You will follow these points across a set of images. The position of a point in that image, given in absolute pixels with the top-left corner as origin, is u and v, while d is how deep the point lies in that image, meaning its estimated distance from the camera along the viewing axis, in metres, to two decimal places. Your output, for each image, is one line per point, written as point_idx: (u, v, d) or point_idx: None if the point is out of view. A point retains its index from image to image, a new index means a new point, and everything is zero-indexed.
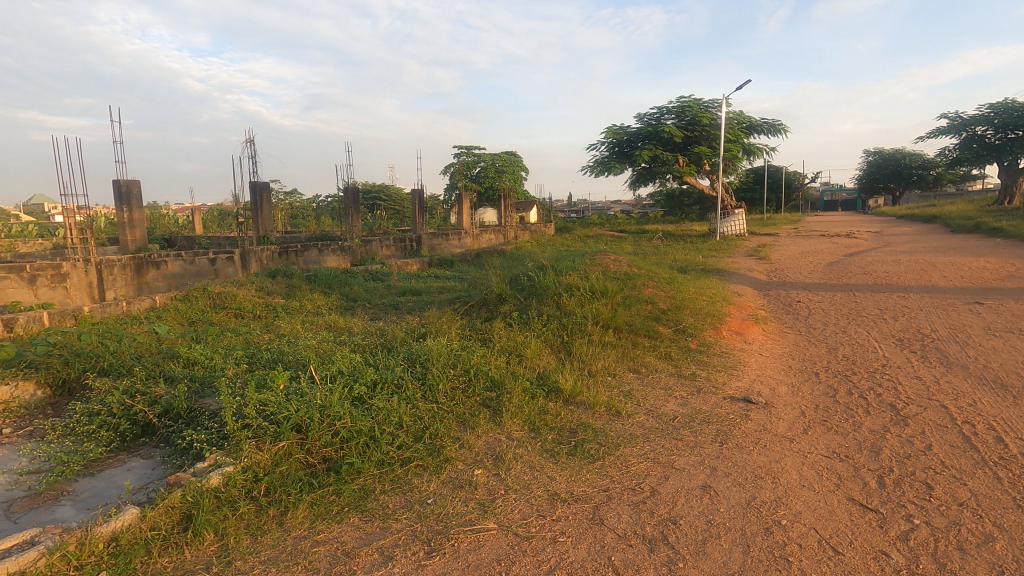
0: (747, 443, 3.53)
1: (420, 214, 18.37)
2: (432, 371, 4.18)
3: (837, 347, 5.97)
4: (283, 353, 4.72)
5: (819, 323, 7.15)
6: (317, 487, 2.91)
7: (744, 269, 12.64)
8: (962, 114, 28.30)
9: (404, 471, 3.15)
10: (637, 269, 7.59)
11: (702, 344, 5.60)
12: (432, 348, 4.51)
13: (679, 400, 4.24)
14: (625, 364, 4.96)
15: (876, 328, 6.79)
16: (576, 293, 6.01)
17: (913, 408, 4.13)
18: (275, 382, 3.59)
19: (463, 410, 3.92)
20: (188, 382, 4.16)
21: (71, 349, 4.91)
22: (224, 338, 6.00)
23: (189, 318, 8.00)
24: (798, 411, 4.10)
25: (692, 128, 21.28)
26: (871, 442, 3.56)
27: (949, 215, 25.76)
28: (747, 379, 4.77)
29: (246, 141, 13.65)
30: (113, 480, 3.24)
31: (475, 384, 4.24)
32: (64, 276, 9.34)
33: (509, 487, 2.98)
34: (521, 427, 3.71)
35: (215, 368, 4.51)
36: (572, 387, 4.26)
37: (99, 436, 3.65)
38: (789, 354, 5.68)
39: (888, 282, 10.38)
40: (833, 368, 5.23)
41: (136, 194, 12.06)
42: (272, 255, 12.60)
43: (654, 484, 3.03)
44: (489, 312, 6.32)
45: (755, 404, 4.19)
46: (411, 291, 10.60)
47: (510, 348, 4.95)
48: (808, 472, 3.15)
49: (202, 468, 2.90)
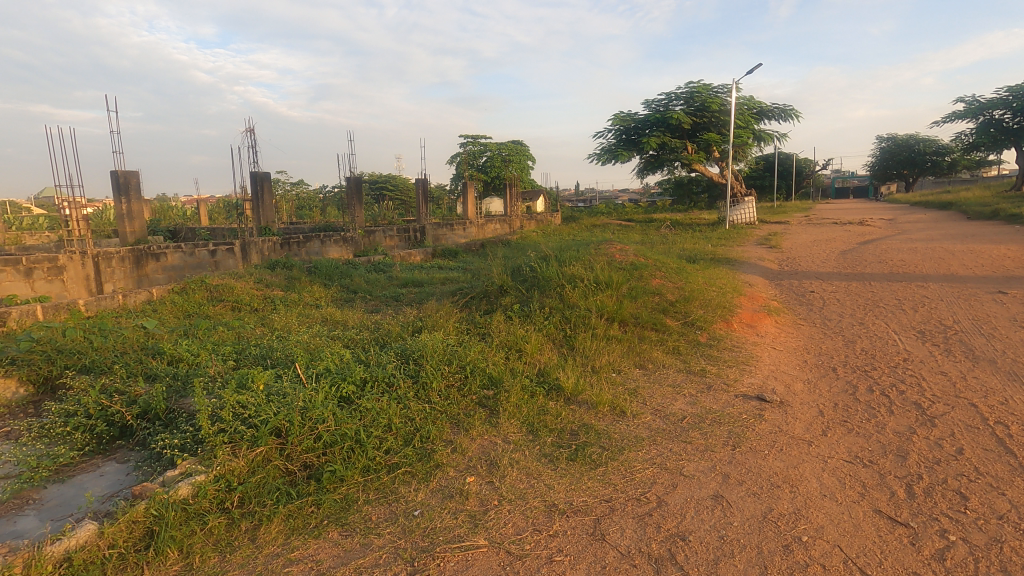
0: (761, 447, 3.27)
1: (426, 204, 18.02)
2: (426, 368, 3.96)
3: (856, 341, 5.67)
4: (272, 350, 4.53)
5: (835, 315, 6.85)
6: (295, 498, 2.70)
7: (756, 258, 12.35)
8: (980, 97, 27.88)
9: (391, 479, 2.92)
10: (645, 258, 7.31)
11: (712, 338, 5.32)
12: (426, 343, 4.29)
13: (688, 399, 3.99)
14: (631, 360, 4.71)
15: (895, 319, 6.50)
16: (580, 284, 5.75)
17: (940, 407, 3.85)
18: (256, 382, 3.38)
19: (458, 410, 3.70)
20: (171, 380, 3.97)
21: (54, 345, 4.71)
22: (216, 332, 5.81)
23: (185, 312, 7.84)
24: (816, 411, 3.83)
25: (702, 114, 20.83)
26: (896, 445, 3.31)
27: (966, 201, 25.21)
28: (760, 375, 4.50)
29: (247, 130, 13.46)
30: (84, 487, 3.06)
31: (471, 381, 4.01)
32: (61, 269, 9.19)
33: (503, 497, 2.75)
34: (520, 430, 3.48)
35: (199, 364, 4.31)
36: (574, 385, 4.01)
37: (74, 439, 3.46)
38: (804, 348, 5.41)
39: (905, 270, 10.04)
40: (851, 363, 4.94)
41: (135, 185, 11.86)
42: (274, 247, 12.43)
43: (661, 493, 2.79)
44: (489, 304, 6.08)
45: (769, 402, 3.94)
46: (413, 283, 10.40)
47: (510, 342, 4.73)
48: (830, 480, 2.89)
49: (170, 477, 2.69)
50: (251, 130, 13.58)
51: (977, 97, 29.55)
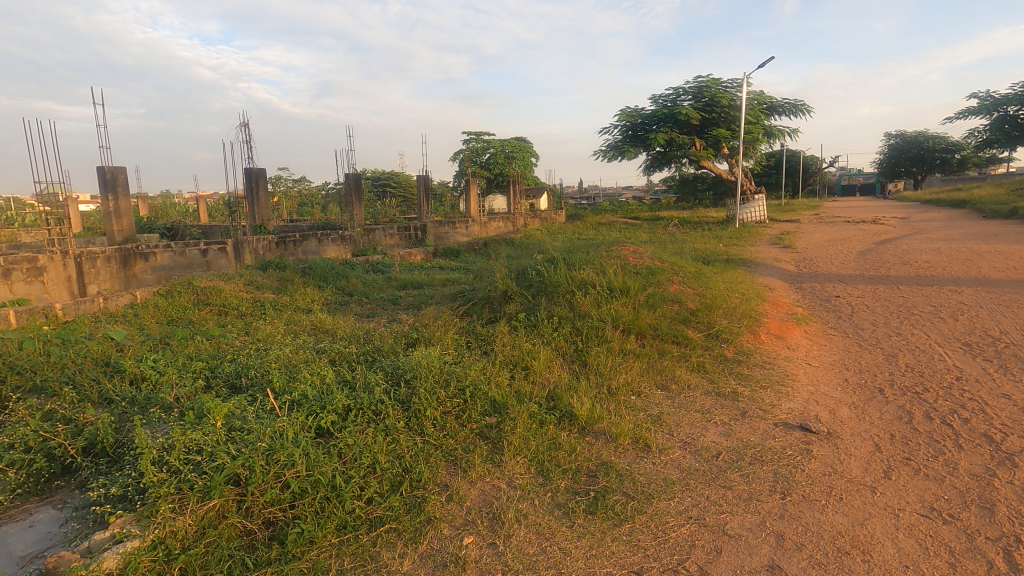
0: (817, 495, 2.73)
1: (427, 201, 17.51)
2: (419, 392, 3.44)
3: (897, 355, 5.13)
4: (247, 367, 4.03)
5: (866, 323, 6.29)
6: (251, 570, 2.20)
7: (771, 258, 11.81)
8: (994, 94, 27.20)
9: (372, 540, 2.41)
10: (660, 261, 6.76)
11: (739, 352, 4.78)
12: (421, 360, 3.77)
13: (721, 429, 3.46)
14: (651, 379, 4.17)
15: (934, 329, 5.95)
16: (591, 291, 5.24)
17: (1015, 440, 3.31)
18: (216, 413, 2.87)
19: (455, 444, 3.19)
20: (128, 405, 3.46)
21: (4, 359, 4.19)
22: (193, 343, 5.29)
23: (169, 317, 7.36)
24: (872, 445, 3.30)
25: (710, 109, 20.21)
26: (977, 493, 2.77)
27: (980, 199, 24.52)
28: (799, 399, 3.95)
29: (241, 124, 12.95)
30: (6, 544, 2.54)
31: (471, 407, 3.50)
32: (42, 270, 8.69)
33: (509, 568, 2.24)
34: (528, 470, 2.96)
35: (164, 384, 3.80)
36: (590, 412, 3.49)
37: (6, 478, 2.94)
38: (841, 363, 4.86)
39: (933, 273, 9.46)
40: (898, 382, 4.38)
41: (123, 181, 11.37)
42: (268, 246, 11.93)
43: (703, 562, 2.28)
44: (492, 311, 5.56)
45: (815, 434, 3.40)
46: (412, 284, 9.88)
47: (515, 358, 4.22)
48: (908, 545, 2.36)
49: (97, 543, 2.19)
50: (245, 125, 13.07)
51: (991, 93, 28.91)
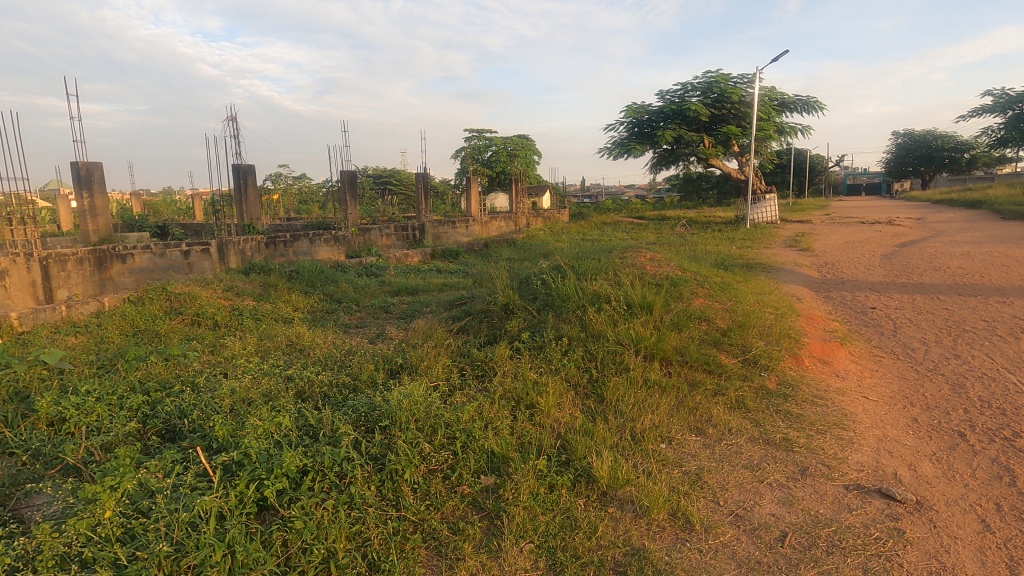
0: None
1: (427, 199, 16.72)
2: (397, 444, 2.68)
3: (965, 384, 4.38)
4: (192, 404, 3.28)
5: (917, 342, 5.53)
6: None
7: (790, 263, 11.03)
8: (1008, 92, 26.42)
9: None
10: (681, 270, 6.00)
11: (784, 383, 4.04)
12: (401, 398, 3.00)
13: (781, 495, 2.72)
14: (684, 420, 3.44)
15: (996, 351, 5.19)
16: (607, 307, 4.51)
17: None
18: (117, 487, 2.14)
19: (440, 519, 2.47)
20: (31, 461, 2.74)
21: None
22: (146, 364, 4.54)
23: (135, 328, 6.62)
24: (978, 521, 2.55)
25: (720, 105, 19.41)
26: None
27: (996, 199, 23.73)
28: (867, 449, 3.21)
29: (227, 118, 12.23)
30: None
31: (463, 464, 2.76)
32: (3, 274, 7.85)
33: None
34: (535, 565, 2.24)
35: (83, 429, 3.05)
36: (613, 472, 2.74)
37: None
38: (903, 396, 4.11)
39: (972, 281, 8.65)
40: (979, 423, 3.63)
41: (99, 177, 10.62)
42: (256, 246, 11.21)
43: None
44: (491, 329, 4.82)
45: (901, 503, 2.67)
46: (407, 289, 9.14)
47: (518, 394, 3.48)
48: None
49: None
50: (232, 118, 12.32)
51: (1005, 90, 28.12)
